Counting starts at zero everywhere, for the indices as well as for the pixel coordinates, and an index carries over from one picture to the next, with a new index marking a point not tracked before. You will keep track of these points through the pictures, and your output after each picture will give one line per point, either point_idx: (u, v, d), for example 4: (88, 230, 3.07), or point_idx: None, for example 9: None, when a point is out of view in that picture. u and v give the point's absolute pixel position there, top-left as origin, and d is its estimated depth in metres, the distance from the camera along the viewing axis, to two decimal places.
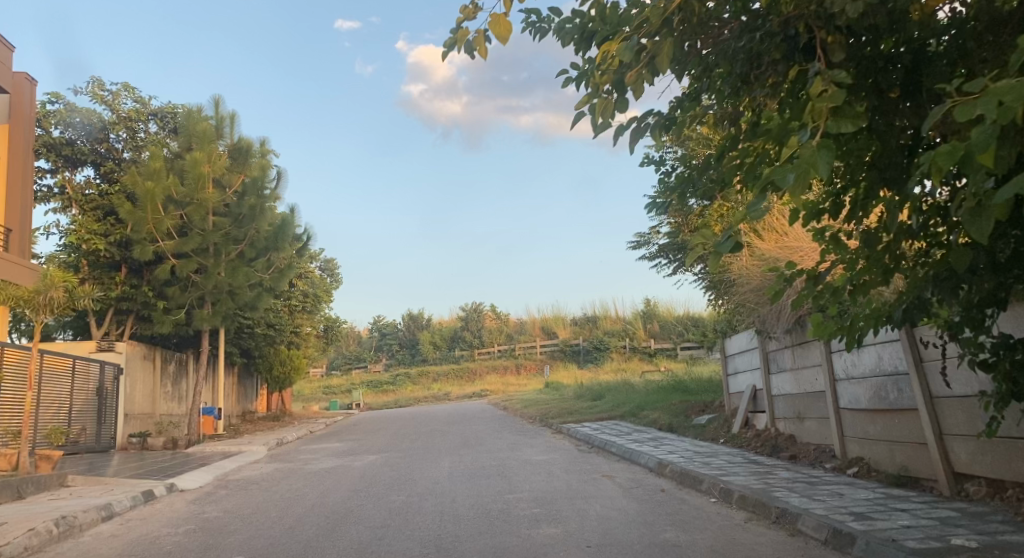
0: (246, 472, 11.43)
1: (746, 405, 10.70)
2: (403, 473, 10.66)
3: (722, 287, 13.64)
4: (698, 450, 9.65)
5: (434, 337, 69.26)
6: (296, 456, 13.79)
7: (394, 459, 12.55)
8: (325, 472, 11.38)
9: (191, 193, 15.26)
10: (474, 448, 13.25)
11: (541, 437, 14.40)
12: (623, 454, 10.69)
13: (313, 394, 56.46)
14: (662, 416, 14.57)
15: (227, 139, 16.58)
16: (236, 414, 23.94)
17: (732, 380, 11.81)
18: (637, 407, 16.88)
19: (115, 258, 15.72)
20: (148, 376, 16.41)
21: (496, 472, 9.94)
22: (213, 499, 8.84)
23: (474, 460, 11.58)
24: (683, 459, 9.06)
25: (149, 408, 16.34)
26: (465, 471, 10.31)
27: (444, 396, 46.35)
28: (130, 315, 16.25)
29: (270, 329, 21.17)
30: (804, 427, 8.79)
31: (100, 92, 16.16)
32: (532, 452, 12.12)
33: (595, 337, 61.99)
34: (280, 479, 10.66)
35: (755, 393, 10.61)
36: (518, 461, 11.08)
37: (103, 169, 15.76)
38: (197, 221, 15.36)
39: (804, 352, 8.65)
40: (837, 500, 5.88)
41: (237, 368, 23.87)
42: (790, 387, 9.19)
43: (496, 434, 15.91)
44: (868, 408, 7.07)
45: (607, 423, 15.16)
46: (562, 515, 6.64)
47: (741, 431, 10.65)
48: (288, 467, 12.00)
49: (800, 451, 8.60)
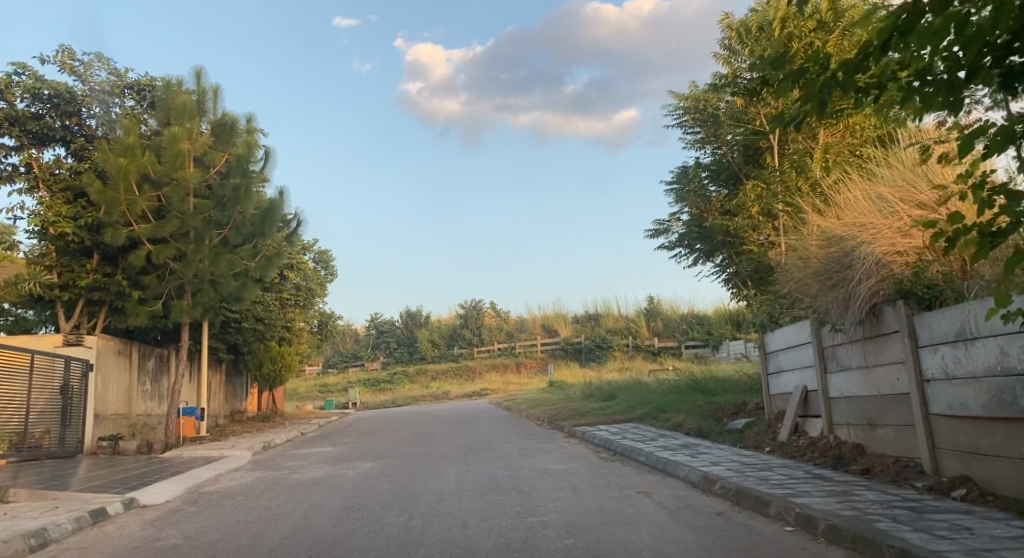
0: (224, 483, 10.07)
1: (795, 409, 9.33)
2: (404, 486, 9.33)
3: (759, 276, 12.30)
4: (746, 462, 8.30)
5: (432, 335, 67.83)
6: (282, 462, 12.43)
7: (392, 467, 11.22)
8: (314, 483, 10.04)
9: (170, 171, 13.93)
10: (482, 454, 11.91)
11: (554, 443, 13.07)
12: (654, 465, 9.33)
13: (308, 393, 54.85)
14: (687, 419, 13.24)
15: (210, 115, 15.15)
16: (223, 415, 22.54)
17: (776, 378, 10.46)
18: (656, 409, 15.56)
19: (86, 243, 14.29)
20: (123, 374, 15.02)
21: (511, 486, 8.61)
22: (179, 520, 7.50)
23: (483, 470, 10.23)
24: (732, 472, 7.70)
25: (124, 409, 14.96)
26: (475, 484, 8.98)
27: (443, 395, 44.93)
28: (102, 307, 14.80)
29: (258, 323, 19.84)
30: (876, 436, 7.43)
31: (70, 62, 14.72)
32: (548, 460, 10.78)
33: (597, 334, 60.73)
34: (263, 491, 9.34)
35: (806, 395, 9.26)
36: (535, 472, 9.77)
37: (73, 146, 14.38)
38: (176, 203, 14.02)
39: (879, 347, 7.30)
40: (969, 538, 4.52)
41: (225, 365, 22.47)
42: (857, 388, 7.84)
43: (504, 439, 14.56)
44: (978, 416, 5.73)
45: (628, 427, 13.78)
46: (604, 551, 5.27)
47: (789, 438, 9.30)
48: (273, 476, 10.67)
49: (874, 464, 7.25)
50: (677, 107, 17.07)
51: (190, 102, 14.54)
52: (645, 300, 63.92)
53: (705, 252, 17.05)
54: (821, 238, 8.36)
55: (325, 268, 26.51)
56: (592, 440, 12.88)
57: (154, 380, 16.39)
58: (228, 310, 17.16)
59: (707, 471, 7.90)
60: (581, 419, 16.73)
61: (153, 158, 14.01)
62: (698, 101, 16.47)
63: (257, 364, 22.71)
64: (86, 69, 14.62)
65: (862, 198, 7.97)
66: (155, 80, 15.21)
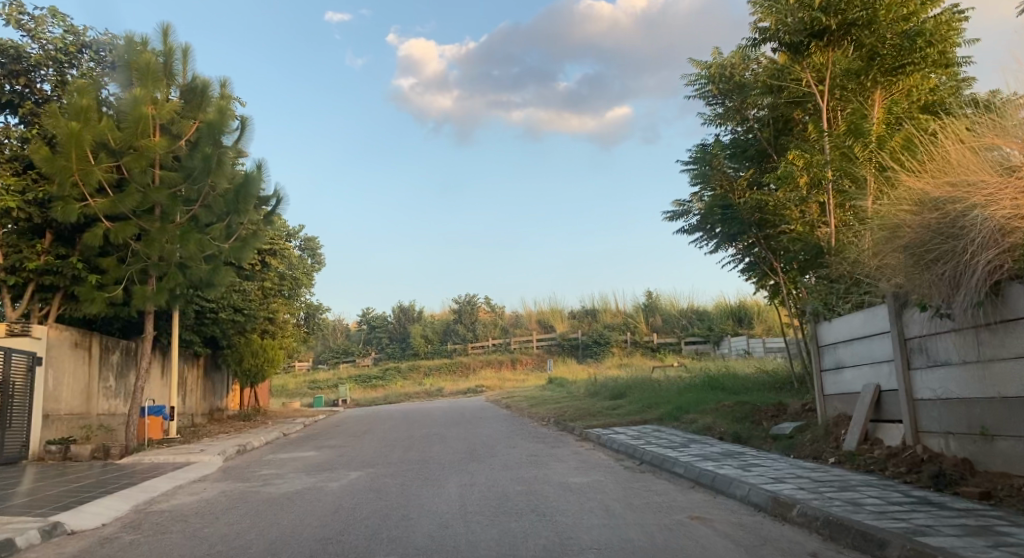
0: (181, 498, 8.45)
1: (867, 413, 7.75)
2: (397, 505, 7.71)
3: (807, 259, 10.71)
4: (819, 479, 6.72)
5: (425, 331, 66.14)
6: (257, 470, 10.81)
7: (383, 479, 9.60)
8: (289, 498, 8.42)
9: (131, 139, 12.31)
10: (487, 463, 10.31)
11: (567, 449, 11.53)
12: (698, 480, 7.74)
13: (296, 390, 53.05)
14: (719, 421, 11.68)
15: (179, 78, 13.53)
16: (200, 414, 20.88)
17: (835, 376, 8.90)
18: (677, 409, 13.99)
19: (37, 221, 12.60)
20: (81, 368, 13.35)
21: (529, 508, 7.01)
22: (110, 554, 5.89)
23: (490, 484, 8.66)
24: (811, 494, 6.11)
25: (81, 408, 13.31)
26: (483, 504, 7.38)
27: (437, 392, 43.32)
28: (56, 294, 13.12)
29: (236, 313, 18.20)
30: (995, 449, 5.86)
31: (18, 16, 12.98)
32: (566, 471, 9.21)
33: (594, 330, 59.29)
34: (225, 510, 7.71)
35: (880, 397, 7.70)
36: (553, 486, 8.16)
37: (21, 111, 12.65)
38: (138, 174, 12.37)
39: (1004, 338, 5.74)
40: None
41: (202, 360, 20.82)
42: (962, 389, 6.28)
43: (510, 443, 12.95)
44: None
45: (651, 430, 12.21)
46: None
47: (859, 448, 7.72)
48: (242, 489, 9.03)
49: (995, 485, 5.68)
50: (697, 76, 15.54)
51: (155, 61, 12.87)
52: (644, 295, 62.48)
53: (729, 236, 15.52)
54: (910, 200, 6.79)
55: (312, 256, 24.76)
56: (615, 446, 11.29)
57: (117, 376, 14.70)
58: (202, 298, 15.50)
59: (778, 492, 6.31)
60: (593, 420, 15.16)
61: (112, 124, 12.42)
62: (723, 68, 14.99)
63: (237, 360, 21.02)
64: (38, 24, 12.89)
65: (969, 148, 6.39)
66: (117, 39, 13.52)
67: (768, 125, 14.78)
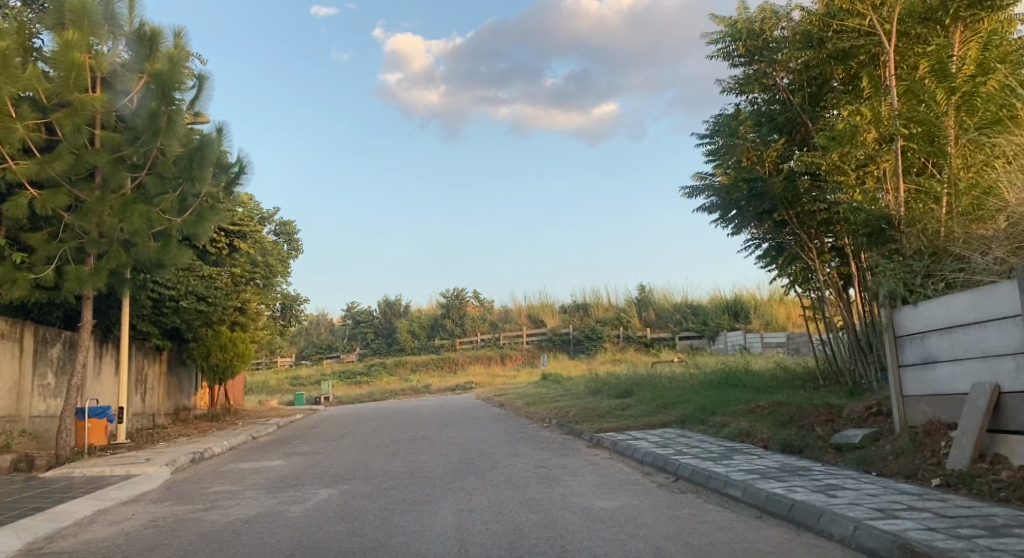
0: (98, 530, 6.55)
1: (983, 421, 5.99)
2: (375, 542, 5.86)
3: (867, 234, 8.97)
4: (949, 514, 4.94)
5: (412, 326, 64.07)
6: (208, 485, 8.92)
7: (360, 500, 7.74)
8: (237, 529, 6.55)
9: (63, 91, 10.36)
10: (488, 479, 8.47)
11: (580, 461, 9.74)
12: (768, 508, 5.94)
13: (278, 387, 50.86)
14: (758, 426, 9.94)
15: (125, 24, 11.45)
16: (163, 414, 18.94)
17: (924, 373, 7.15)
18: (701, 411, 12.25)
19: None
20: (10, 363, 11.38)
21: (553, 551, 5.20)
22: None
23: (495, 509, 6.83)
24: (958, 541, 4.33)
25: (10, 409, 11.36)
26: (488, 544, 5.56)
27: (424, 389, 41.47)
28: None
29: (196, 301, 16.23)
30: None
31: None
32: (587, 490, 7.42)
33: (586, 325, 57.54)
34: (147, 549, 5.83)
35: (1000, 400, 5.97)
36: (577, 516, 6.33)
37: None
38: (70, 133, 10.42)
39: None
40: None
41: (164, 354, 18.90)
42: None
43: (510, 452, 11.13)
44: None
45: (678, 437, 10.42)
46: None
47: (973, 467, 5.93)
48: (180, 516, 7.15)
49: None
50: (720, 34, 13.72)
51: (93, 3, 10.88)
52: (637, 289, 60.87)
53: (758, 213, 13.74)
54: None
55: (289, 242, 22.78)
56: (638, 455, 9.50)
57: (57, 372, 12.75)
58: (155, 283, 13.58)
59: (907, 536, 4.51)
60: (603, 422, 13.40)
61: (40, 74, 10.47)
62: (750, 22, 13.28)
63: (203, 354, 19.04)
64: None
65: None
66: None
67: (801, 90, 12.98)
